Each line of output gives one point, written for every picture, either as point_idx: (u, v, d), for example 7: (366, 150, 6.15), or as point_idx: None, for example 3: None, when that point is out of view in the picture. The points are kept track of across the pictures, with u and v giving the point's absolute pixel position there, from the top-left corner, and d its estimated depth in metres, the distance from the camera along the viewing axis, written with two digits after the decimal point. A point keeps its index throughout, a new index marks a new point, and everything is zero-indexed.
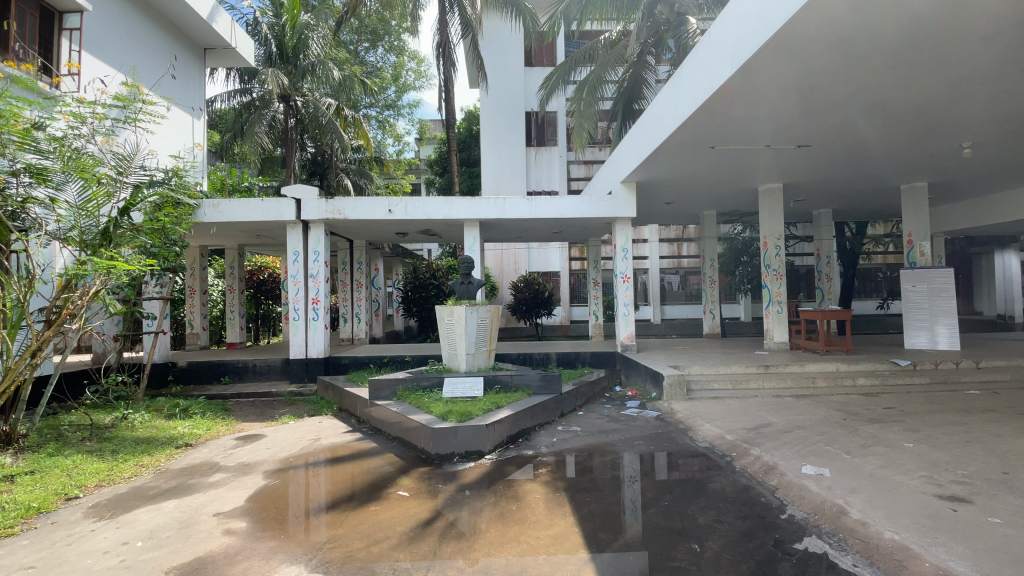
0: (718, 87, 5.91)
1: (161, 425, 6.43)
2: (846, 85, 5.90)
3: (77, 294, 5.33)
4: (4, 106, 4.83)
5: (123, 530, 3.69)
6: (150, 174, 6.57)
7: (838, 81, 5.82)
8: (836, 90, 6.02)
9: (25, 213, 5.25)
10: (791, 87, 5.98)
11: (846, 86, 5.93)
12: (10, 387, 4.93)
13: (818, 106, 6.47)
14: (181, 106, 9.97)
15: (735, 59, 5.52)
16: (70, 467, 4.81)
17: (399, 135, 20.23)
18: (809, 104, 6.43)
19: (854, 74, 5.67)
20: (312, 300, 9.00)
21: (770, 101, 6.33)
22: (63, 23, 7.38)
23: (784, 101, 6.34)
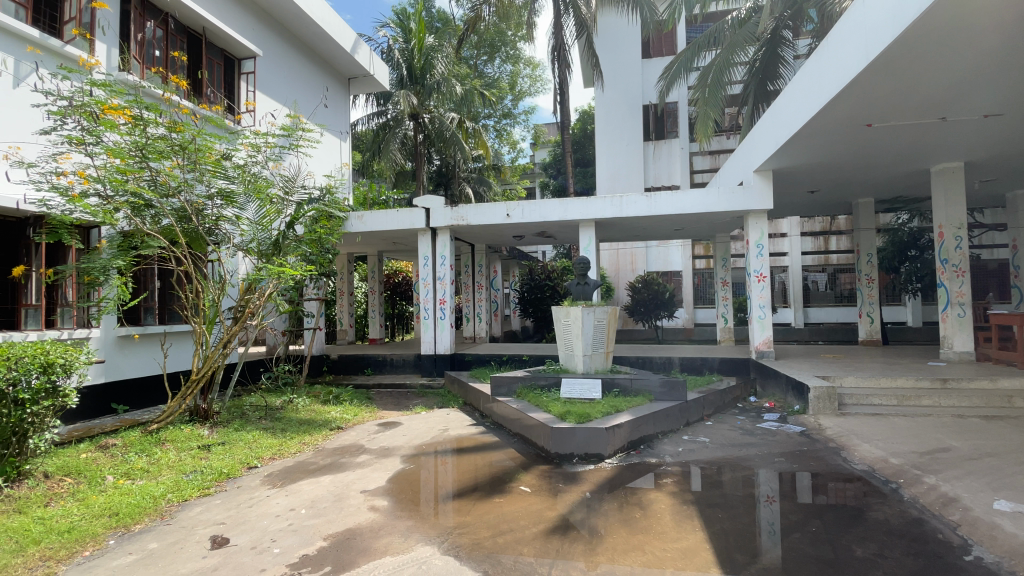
0: (867, 62, 5.22)
1: (318, 409, 7.38)
2: (1000, 52, 5.07)
3: (256, 295, 6.39)
4: (201, 142, 5.86)
5: (290, 498, 4.29)
6: (309, 193, 7.53)
7: (985, 52, 5.06)
8: (1001, 54, 5.10)
9: (219, 229, 6.33)
10: (925, 65, 5.31)
11: (1004, 53, 5.08)
12: (208, 372, 6.01)
13: (981, 75, 5.51)
14: (332, 131, 11.35)
15: (887, 32, 4.88)
16: (250, 442, 5.74)
17: (514, 142, 20.89)
18: (982, 70, 5.42)
19: (1008, 42, 4.88)
20: (440, 301, 9.66)
21: (926, 74, 5.49)
22: (242, 69, 8.92)
23: (936, 73, 5.50)
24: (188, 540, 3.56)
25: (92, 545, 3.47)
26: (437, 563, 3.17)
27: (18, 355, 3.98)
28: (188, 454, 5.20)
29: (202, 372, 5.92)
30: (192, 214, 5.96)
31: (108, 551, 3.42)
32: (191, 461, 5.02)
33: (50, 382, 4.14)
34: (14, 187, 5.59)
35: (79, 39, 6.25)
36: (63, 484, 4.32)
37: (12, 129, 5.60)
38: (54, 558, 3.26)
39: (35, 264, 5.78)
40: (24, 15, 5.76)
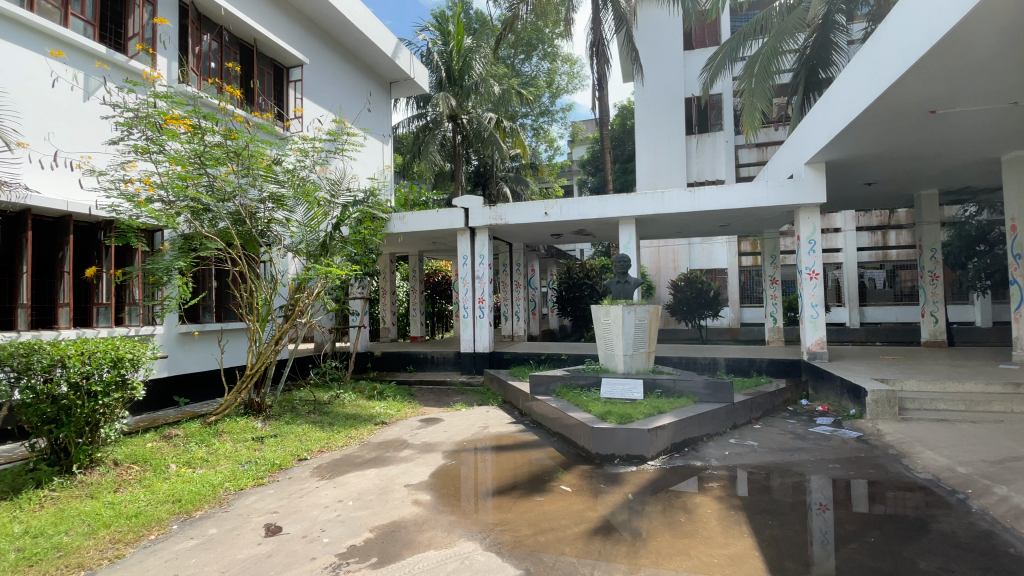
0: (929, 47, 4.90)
1: (363, 404, 7.61)
2: None
3: (305, 293, 6.68)
4: (254, 148, 6.14)
5: (338, 490, 4.45)
6: (354, 195, 7.76)
7: None
8: None
9: (270, 231, 6.62)
10: (996, 47, 4.93)
11: None
12: (262, 367, 6.31)
13: None
14: (375, 135, 11.65)
15: (951, 13, 4.57)
16: (300, 434, 5.99)
17: (552, 140, 20.61)
18: None
19: None
20: (479, 299, 9.74)
21: (997, 56, 5.10)
22: (290, 76, 9.29)
23: (1008, 55, 5.09)
24: (244, 527, 3.74)
25: (157, 528, 3.70)
26: (480, 559, 3.21)
27: (91, 350, 4.30)
28: (243, 445, 5.48)
29: (256, 367, 6.23)
30: (245, 217, 6.27)
31: (172, 535, 3.64)
32: (246, 452, 5.29)
33: (119, 376, 4.46)
34: (87, 195, 6.03)
35: (142, 53, 6.67)
36: (131, 471, 4.63)
37: (85, 141, 6.04)
38: (123, 540, 3.49)
39: (106, 265, 6.22)
40: (92, 33, 6.22)
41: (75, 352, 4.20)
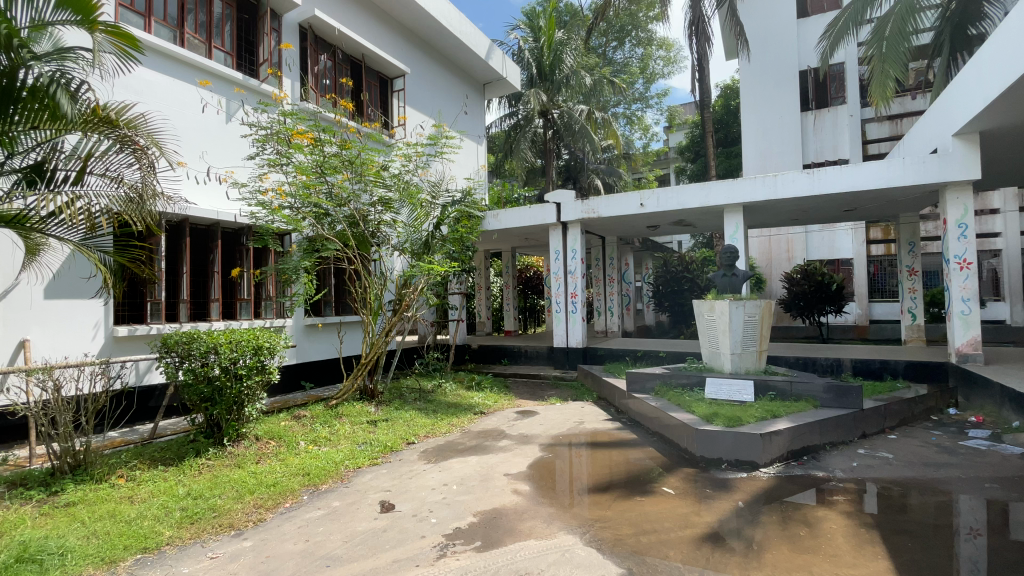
0: None
1: (463, 394, 7.98)
2: None
3: (410, 288, 7.17)
4: (364, 156, 6.68)
5: (443, 474, 4.71)
6: (453, 196, 8.12)
7: None
8: None
9: (380, 231, 7.16)
10: None
11: None
12: (374, 356, 6.88)
13: None
14: (471, 136, 12.07)
15: None
16: (408, 420, 6.44)
17: (647, 127, 20.28)
18: None
19: None
20: (571, 294, 9.71)
21: None
22: (393, 87, 9.95)
23: None
24: (362, 502, 4.10)
25: (290, 498, 4.19)
26: (581, 553, 3.22)
27: (238, 339, 4.97)
28: (359, 427, 6.02)
29: (370, 356, 6.82)
30: (359, 219, 6.83)
31: (303, 504, 4.10)
32: (361, 434, 5.80)
33: (259, 362, 5.11)
34: (231, 204, 6.96)
35: (271, 77, 7.49)
36: (269, 446, 5.28)
37: (229, 158, 6.97)
38: (264, 506, 4.00)
39: (246, 266, 7.14)
40: (231, 62, 7.15)
41: (225, 341, 4.89)
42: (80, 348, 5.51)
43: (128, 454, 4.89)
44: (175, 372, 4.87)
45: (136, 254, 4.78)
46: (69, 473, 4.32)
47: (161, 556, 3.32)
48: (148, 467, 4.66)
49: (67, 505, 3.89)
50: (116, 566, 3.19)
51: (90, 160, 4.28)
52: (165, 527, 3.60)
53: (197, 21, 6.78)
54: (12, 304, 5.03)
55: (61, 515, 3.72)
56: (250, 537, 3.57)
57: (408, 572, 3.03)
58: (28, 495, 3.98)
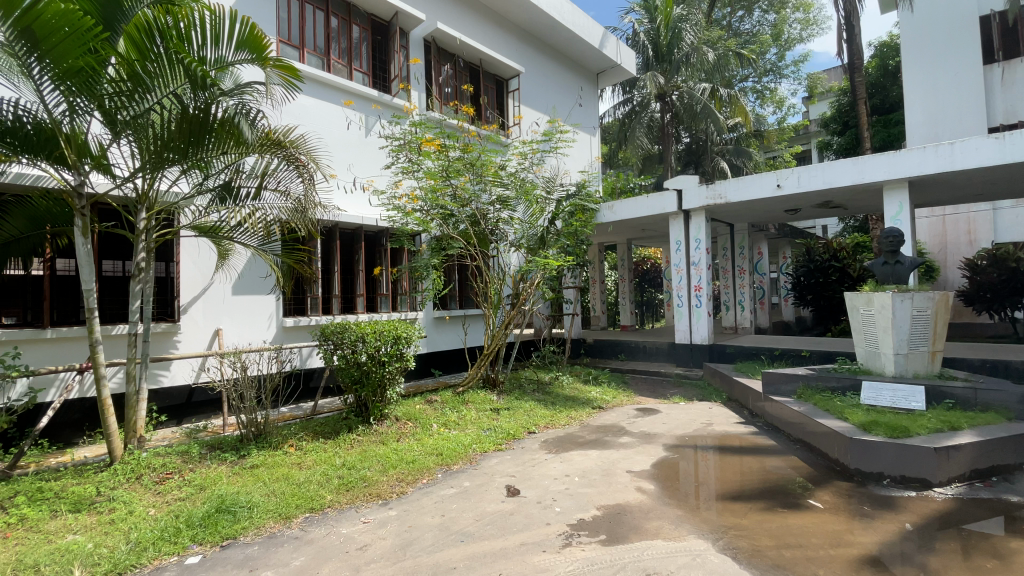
0: None
1: (581, 388, 8.00)
2: None
3: (527, 283, 7.37)
4: (483, 157, 7.01)
5: (565, 465, 4.78)
6: (567, 190, 8.12)
7: None
8: None
9: (499, 229, 7.46)
10: None
11: None
12: (495, 348, 7.20)
13: None
14: (586, 128, 11.94)
15: None
16: (528, 410, 6.63)
17: (781, 100, 18.32)
18: None
19: None
20: (695, 287, 9.17)
21: None
22: (509, 87, 10.22)
23: None
24: (490, 485, 4.34)
25: (427, 475, 4.58)
26: (713, 559, 3.05)
27: (381, 330, 5.56)
28: (483, 414, 6.35)
29: (492, 347, 7.15)
30: (480, 218, 7.18)
31: (438, 482, 4.45)
32: (486, 421, 6.11)
33: (398, 350, 5.68)
34: (373, 210, 7.77)
35: (402, 91, 8.17)
36: (406, 426, 5.81)
37: (369, 168, 7.76)
38: (405, 480, 4.42)
39: (385, 264, 7.91)
40: (368, 81, 7.95)
41: (371, 331, 5.50)
42: (259, 335, 6.57)
43: (296, 426, 5.73)
44: (332, 357, 5.60)
45: (300, 255, 5.61)
46: (254, 441, 5.19)
47: (325, 516, 3.85)
48: (312, 438, 5.42)
49: (252, 467, 4.69)
50: (290, 521, 3.78)
51: (266, 177, 5.15)
52: (326, 491, 4.17)
53: (340, 48, 7.63)
54: (212, 298, 6.16)
55: (248, 475, 4.51)
56: (395, 507, 3.98)
57: (535, 556, 3.15)
58: (224, 457, 4.88)
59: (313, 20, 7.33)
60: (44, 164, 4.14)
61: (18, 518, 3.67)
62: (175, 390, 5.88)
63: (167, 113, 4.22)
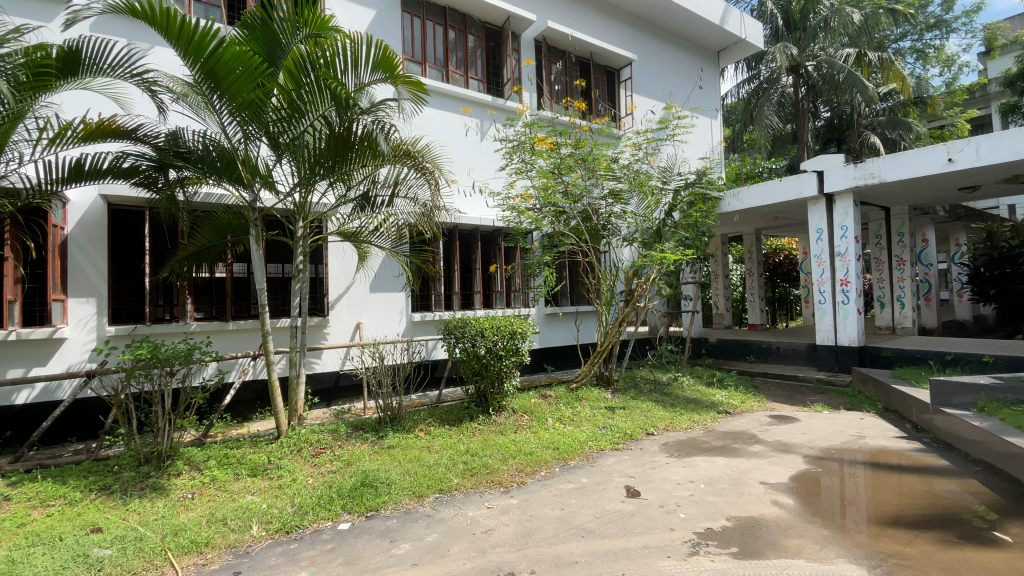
0: None
1: (704, 390, 7.55)
2: None
3: (642, 279, 7.14)
4: (596, 151, 6.94)
5: (688, 470, 4.55)
6: (686, 178, 7.78)
7: None
8: None
9: (612, 224, 7.32)
10: None
11: None
12: (609, 345, 7.10)
13: None
14: (706, 111, 11.17)
15: None
16: (646, 410, 6.43)
17: (950, 58, 15.50)
18: None
19: None
20: (841, 281, 8.13)
21: None
22: (620, 77, 9.93)
23: None
24: (609, 483, 4.30)
25: (545, 467, 4.67)
26: None
27: (498, 325, 5.80)
28: (599, 412, 6.30)
29: (606, 344, 7.07)
30: (592, 214, 7.10)
31: (556, 475, 4.53)
32: (602, 419, 6.06)
33: (514, 344, 5.87)
34: (489, 211, 8.10)
35: (514, 93, 8.39)
36: (523, 418, 5.98)
37: (486, 170, 8.09)
38: (525, 471, 4.57)
39: (500, 261, 8.20)
40: (482, 87, 8.29)
41: (489, 326, 5.76)
42: (392, 329, 7.23)
43: (425, 413, 6.22)
44: (454, 350, 5.97)
45: (425, 256, 6.16)
46: (389, 423, 5.73)
47: (453, 498, 4.13)
48: (438, 425, 5.83)
49: (389, 447, 5.20)
50: (423, 499, 4.12)
51: (398, 185, 5.66)
52: (453, 474, 4.47)
53: (457, 58, 8.06)
54: (353, 296, 6.92)
55: (386, 454, 5.01)
56: (516, 496, 4.13)
57: (660, 561, 3.05)
58: (366, 436, 5.47)
59: (433, 35, 7.82)
60: (226, 183, 4.93)
61: (211, 479, 4.48)
62: (325, 375, 6.71)
63: (318, 133, 4.80)
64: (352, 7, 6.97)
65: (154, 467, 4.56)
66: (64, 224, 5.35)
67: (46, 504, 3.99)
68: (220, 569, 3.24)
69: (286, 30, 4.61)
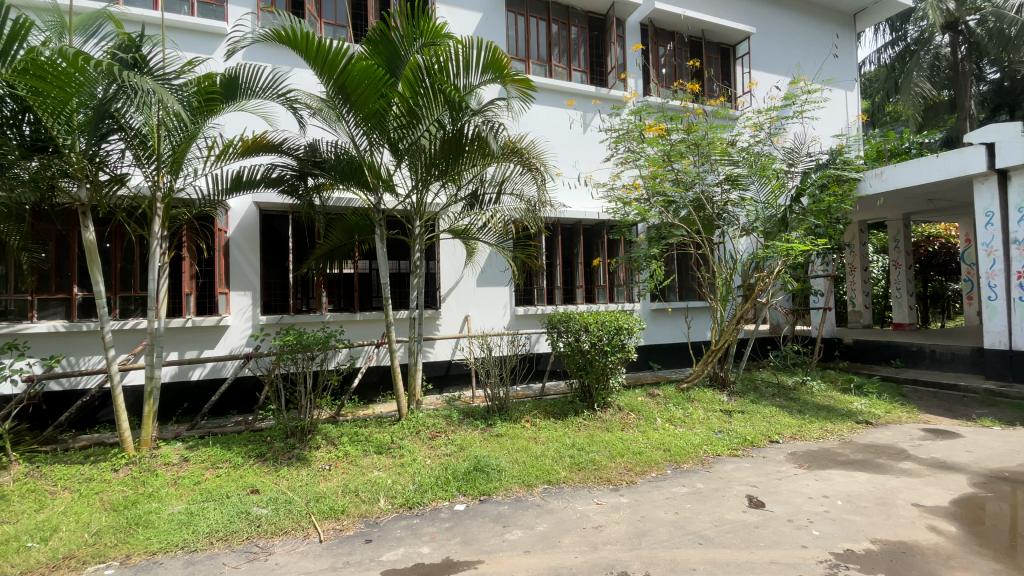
0: None
1: (838, 397, 6.77)
2: None
3: (764, 272, 6.58)
4: (710, 135, 6.51)
5: (821, 484, 4.12)
6: (817, 159, 7.03)
7: None
8: None
9: (729, 213, 6.86)
10: None
11: None
12: (724, 344, 6.65)
13: None
14: (841, 83, 9.94)
15: None
16: (768, 416, 5.93)
17: None
18: None
19: None
20: (1017, 274, 6.78)
21: None
22: (736, 54, 9.20)
23: None
24: (728, 491, 4.04)
25: (656, 469, 4.52)
26: None
27: (604, 321, 5.72)
28: (714, 415, 5.95)
29: (721, 343, 6.64)
30: (705, 202, 6.70)
31: (668, 478, 4.36)
32: (718, 422, 5.72)
33: (620, 339, 5.75)
34: (594, 203, 7.98)
35: (619, 81, 8.17)
36: (630, 417, 5.84)
37: (591, 162, 7.99)
38: (634, 470, 4.46)
39: (603, 255, 8.06)
40: (586, 78, 8.17)
41: (594, 321, 5.70)
42: (499, 322, 7.46)
43: (530, 404, 6.34)
44: (558, 344, 5.99)
45: (530, 251, 6.29)
46: (497, 413, 5.94)
47: (561, 490, 4.18)
48: (544, 417, 5.91)
49: (498, 435, 5.39)
50: (532, 489, 4.21)
51: (505, 183, 5.83)
52: (561, 467, 4.51)
53: (560, 51, 8.03)
54: (463, 291, 7.25)
55: (495, 442, 5.20)
56: (626, 495, 4.06)
57: None
58: (476, 424, 5.72)
59: (536, 31, 7.87)
60: (354, 188, 5.43)
61: (344, 454, 4.99)
62: (437, 363, 7.13)
63: (433, 136, 5.07)
64: (461, 12, 7.25)
65: (297, 440, 5.18)
66: (226, 228, 6.26)
67: (215, 465, 4.74)
68: (354, 535, 3.61)
69: (403, 41, 4.92)
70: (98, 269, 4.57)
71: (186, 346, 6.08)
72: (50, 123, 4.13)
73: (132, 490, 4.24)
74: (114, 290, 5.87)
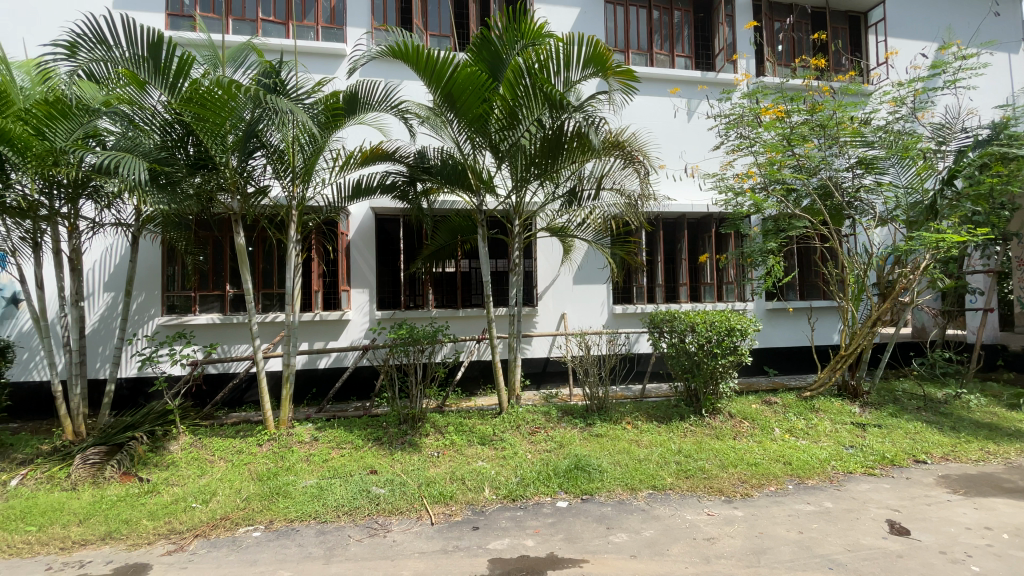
0: None
1: (1004, 414, 5.75)
2: None
3: (906, 268, 5.79)
4: (838, 114, 5.86)
5: (983, 514, 3.55)
6: (975, 134, 6.03)
7: None
8: None
9: (861, 200, 6.16)
10: None
11: None
12: (856, 349, 5.96)
13: None
14: (1006, 44, 8.42)
15: None
16: (911, 432, 5.22)
17: None
18: None
19: None
20: None
21: None
22: (869, 22, 8.17)
23: None
24: (863, 513, 3.63)
25: (775, 482, 4.19)
26: None
27: (712, 321, 5.43)
28: (843, 428, 5.37)
29: (851, 347, 5.97)
30: (833, 189, 6.05)
31: (790, 493, 4.02)
32: (849, 436, 5.15)
33: (732, 341, 5.39)
34: (700, 196, 7.57)
35: (728, 64, 7.65)
36: (743, 425, 5.46)
37: (697, 152, 7.57)
38: (749, 482, 4.17)
39: (710, 251, 7.61)
40: (690, 63, 7.76)
41: (701, 321, 5.42)
42: (598, 320, 7.38)
43: (631, 406, 6.19)
44: (661, 344, 5.80)
45: (630, 247, 6.16)
46: (597, 412, 5.89)
47: (668, 497, 4.04)
48: (647, 419, 5.74)
49: (599, 435, 5.34)
50: (636, 493, 4.12)
51: (605, 179, 5.75)
52: (667, 473, 4.36)
53: (663, 37, 7.70)
54: (562, 289, 7.28)
55: (596, 442, 5.16)
56: (740, 508, 3.81)
57: None
58: (576, 421, 5.72)
59: (637, 19, 7.62)
60: (459, 191, 5.66)
61: (452, 443, 5.26)
62: (536, 360, 7.23)
63: (534, 136, 5.14)
64: (559, 9, 7.24)
65: (410, 427, 5.56)
66: (348, 231, 6.87)
67: (340, 446, 5.25)
68: (462, 521, 3.80)
69: (505, 43, 5.02)
70: (247, 269, 5.26)
71: (315, 337, 6.78)
72: (209, 144, 4.75)
73: (273, 463, 4.85)
74: (257, 288, 6.74)
